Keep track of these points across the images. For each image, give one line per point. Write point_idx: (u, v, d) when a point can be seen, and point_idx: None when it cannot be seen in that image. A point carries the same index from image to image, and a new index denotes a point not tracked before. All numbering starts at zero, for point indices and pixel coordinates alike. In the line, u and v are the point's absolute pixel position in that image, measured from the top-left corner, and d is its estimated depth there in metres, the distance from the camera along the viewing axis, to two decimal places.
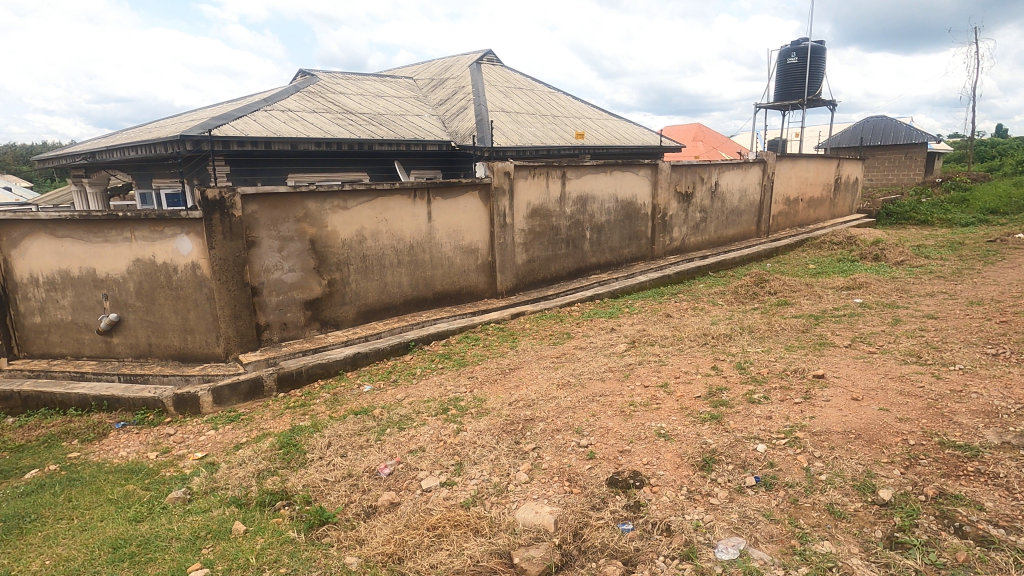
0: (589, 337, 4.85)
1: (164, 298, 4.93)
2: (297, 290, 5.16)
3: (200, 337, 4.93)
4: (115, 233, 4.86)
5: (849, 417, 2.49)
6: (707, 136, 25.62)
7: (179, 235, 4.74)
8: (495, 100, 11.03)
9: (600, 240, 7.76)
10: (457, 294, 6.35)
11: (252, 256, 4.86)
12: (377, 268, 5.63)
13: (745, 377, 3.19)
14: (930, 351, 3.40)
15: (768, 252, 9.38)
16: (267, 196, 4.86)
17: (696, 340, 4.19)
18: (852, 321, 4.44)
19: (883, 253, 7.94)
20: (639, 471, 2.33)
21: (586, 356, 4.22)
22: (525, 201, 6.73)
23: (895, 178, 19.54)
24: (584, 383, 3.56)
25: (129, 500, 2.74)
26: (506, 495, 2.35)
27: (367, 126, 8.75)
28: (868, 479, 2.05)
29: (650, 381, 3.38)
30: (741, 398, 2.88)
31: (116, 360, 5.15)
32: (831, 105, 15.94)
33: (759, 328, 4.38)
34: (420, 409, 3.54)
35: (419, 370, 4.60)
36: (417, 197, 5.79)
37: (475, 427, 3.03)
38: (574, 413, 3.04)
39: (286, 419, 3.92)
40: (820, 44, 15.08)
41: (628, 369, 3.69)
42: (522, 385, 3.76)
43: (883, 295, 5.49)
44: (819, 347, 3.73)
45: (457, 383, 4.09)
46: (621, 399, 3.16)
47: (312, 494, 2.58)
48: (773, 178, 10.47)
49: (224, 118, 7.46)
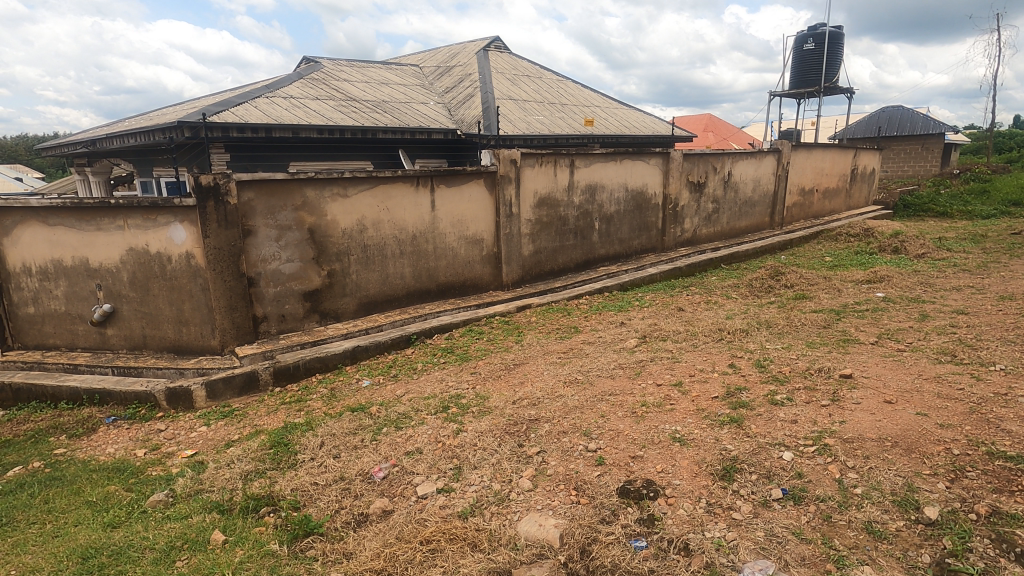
0: (597, 331, 4.65)
1: (158, 288, 4.78)
2: (295, 281, 4.99)
3: (195, 328, 4.78)
4: (108, 222, 4.70)
5: (884, 422, 2.27)
6: (718, 127, 25.22)
7: (173, 223, 4.58)
8: (502, 87, 10.78)
9: (609, 231, 7.53)
10: (461, 286, 6.15)
11: (248, 246, 4.70)
12: (378, 259, 5.45)
13: (766, 376, 2.97)
14: (965, 349, 3.17)
15: (782, 244, 9.11)
16: (263, 183, 4.67)
17: (711, 336, 3.97)
18: (876, 317, 4.21)
19: (903, 246, 7.66)
20: (653, 480, 2.14)
21: (595, 352, 4.02)
22: (531, 190, 6.51)
23: (911, 169, 19.13)
24: (592, 381, 3.36)
25: (108, 503, 2.59)
26: (507, 505, 2.16)
27: (370, 113, 8.55)
28: (910, 495, 1.84)
29: (663, 380, 3.16)
30: (762, 400, 2.67)
31: (110, 352, 5.01)
32: (846, 91, 14.95)
33: (777, 324, 4.16)
34: (418, 407, 3.37)
35: (420, 365, 4.43)
36: (419, 185, 5.58)
37: (476, 428, 2.84)
38: (582, 413, 2.85)
39: (280, 416, 3.76)
40: (838, 29, 14.59)
41: (640, 366, 3.48)
42: (527, 383, 3.57)
43: (907, 289, 5.24)
44: (843, 344, 3.51)
45: (458, 379, 3.91)
46: (632, 398, 2.96)
47: (300, 500, 2.42)
48: (787, 168, 10.16)
49: (224, 104, 7.31)
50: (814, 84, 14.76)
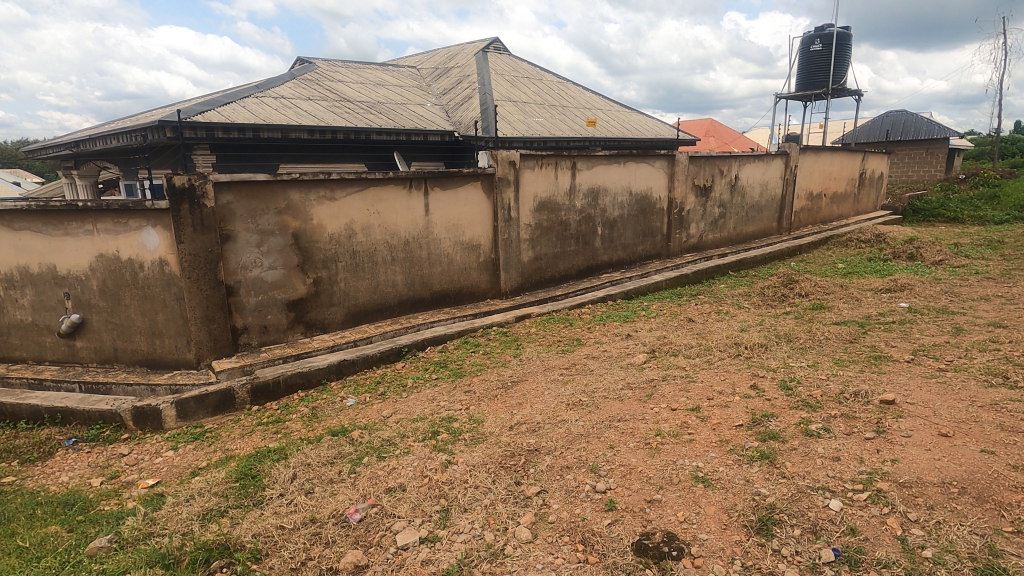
0: (602, 345, 4.33)
1: (130, 298, 4.45)
2: (278, 290, 4.67)
3: (169, 341, 4.46)
4: (76, 226, 4.38)
5: (945, 463, 1.93)
6: (719, 132, 24.96)
7: (145, 228, 4.26)
8: (502, 89, 10.49)
9: (612, 237, 7.21)
10: (457, 294, 5.83)
11: (227, 252, 4.37)
12: (368, 266, 5.12)
13: (795, 401, 2.63)
14: (1016, 369, 2.83)
15: (790, 250, 8.77)
16: (243, 185, 4.35)
17: (726, 352, 3.64)
18: (905, 331, 3.87)
19: (919, 252, 7.35)
20: (675, 534, 1.80)
21: (600, 369, 3.68)
22: (532, 193, 6.19)
23: (916, 174, 18.82)
24: (598, 404, 3.02)
25: (44, 550, 2.27)
26: (501, 561, 1.83)
27: (365, 115, 8.25)
28: (994, 561, 1.51)
29: (678, 404, 2.81)
30: (794, 430, 2.33)
31: (80, 366, 4.68)
32: (855, 94, 14.63)
33: (798, 338, 3.82)
34: (405, 432, 3.03)
35: (410, 382, 4.09)
36: (412, 188, 5.25)
37: (467, 460, 2.50)
38: (589, 443, 2.52)
39: (255, 440, 3.43)
40: (846, 30, 14.30)
41: (651, 387, 3.14)
42: (526, 404, 3.23)
43: (931, 300, 4.91)
44: (875, 361, 3.17)
45: (451, 398, 3.57)
46: (645, 426, 2.62)
47: (263, 549, 2.11)
48: (795, 172, 9.84)
49: (210, 104, 7.00)
50: (821, 86, 14.50)
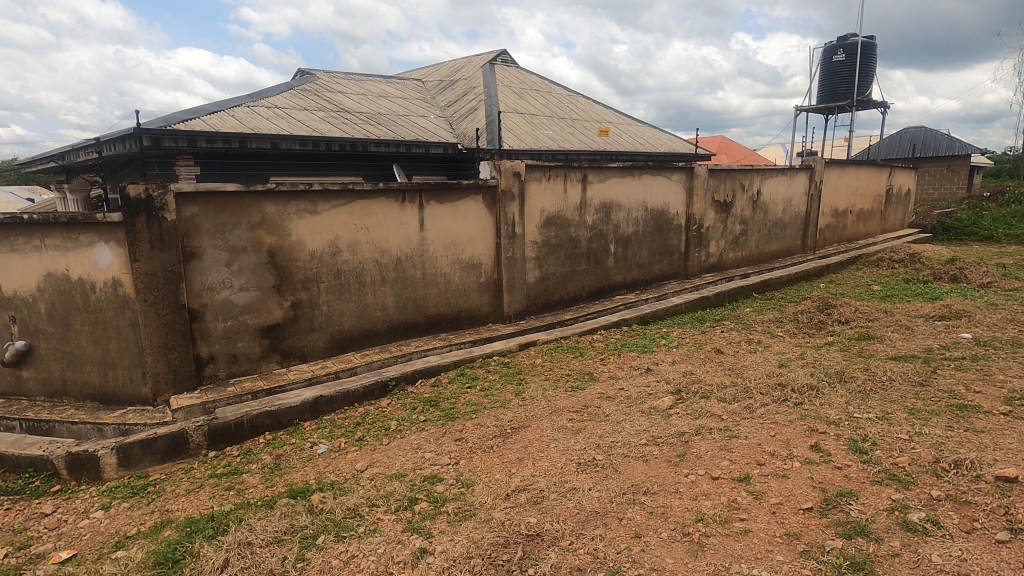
0: (618, 382, 3.72)
1: (81, 323, 3.92)
2: (250, 314, 4.12)
3: (124, 372, 3.92)
4: (22, 242, 3.85)
5: None
6: (731, 150, 24.43)
7: (97, 244, 3.74)
8: (509, 101, 10.04)
9: (626, 256, 6.63)
10: (455, 319, 5.26)
11: (190, 272, 3.83)
12: (354, 287, 4.57)
13: (876, 473, 2.03)
14: None
15: (818, 271, 8.14)
16: (211, 196, 3.83)
17: (770, 395, 3.01)
18: (984, 371, 3.22)
19: (963, 274, 6.71)
20: None
21: (617, 415, 3.07)
22: (538, 208, 5.64)
23: (936, 192, 18.07)
24: (617, 465, 2.41)
25: None
26: None
27: (363, 126, 7.80)
28: None
29: (719, 471, 2.20)
30: (888, 523, 1.74)
31: (26, 400, 4.13)
32: (878, 106, 14.05)
33: (855, 378, 3.19)
34: (376, 498, 2.42)
35: (394, 425, 3.49)
36: (406, 202, 4.72)
37: (447, 551, 1.91)
38: (610, 528, 1.93)
39: (203, 498, 2.86)
40: (870, 39, 13.73)
41: (682, 444, 2.52)
42: (528, 462, 2.62)
43: (996, 330, 4.26)
44: (963, 414, 2.55)
45: (439, 449, 2.97)
46: (680, 504, 2.01)
47: None
48: (820, 188, 9.24)
49: (195, 113, 6.57)
50: (845, 98, 13.97)
